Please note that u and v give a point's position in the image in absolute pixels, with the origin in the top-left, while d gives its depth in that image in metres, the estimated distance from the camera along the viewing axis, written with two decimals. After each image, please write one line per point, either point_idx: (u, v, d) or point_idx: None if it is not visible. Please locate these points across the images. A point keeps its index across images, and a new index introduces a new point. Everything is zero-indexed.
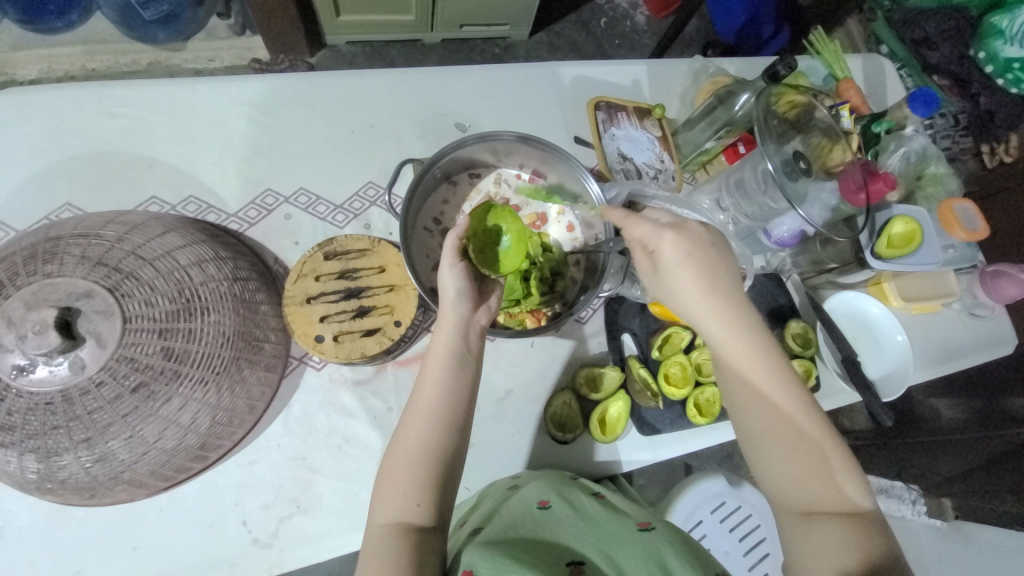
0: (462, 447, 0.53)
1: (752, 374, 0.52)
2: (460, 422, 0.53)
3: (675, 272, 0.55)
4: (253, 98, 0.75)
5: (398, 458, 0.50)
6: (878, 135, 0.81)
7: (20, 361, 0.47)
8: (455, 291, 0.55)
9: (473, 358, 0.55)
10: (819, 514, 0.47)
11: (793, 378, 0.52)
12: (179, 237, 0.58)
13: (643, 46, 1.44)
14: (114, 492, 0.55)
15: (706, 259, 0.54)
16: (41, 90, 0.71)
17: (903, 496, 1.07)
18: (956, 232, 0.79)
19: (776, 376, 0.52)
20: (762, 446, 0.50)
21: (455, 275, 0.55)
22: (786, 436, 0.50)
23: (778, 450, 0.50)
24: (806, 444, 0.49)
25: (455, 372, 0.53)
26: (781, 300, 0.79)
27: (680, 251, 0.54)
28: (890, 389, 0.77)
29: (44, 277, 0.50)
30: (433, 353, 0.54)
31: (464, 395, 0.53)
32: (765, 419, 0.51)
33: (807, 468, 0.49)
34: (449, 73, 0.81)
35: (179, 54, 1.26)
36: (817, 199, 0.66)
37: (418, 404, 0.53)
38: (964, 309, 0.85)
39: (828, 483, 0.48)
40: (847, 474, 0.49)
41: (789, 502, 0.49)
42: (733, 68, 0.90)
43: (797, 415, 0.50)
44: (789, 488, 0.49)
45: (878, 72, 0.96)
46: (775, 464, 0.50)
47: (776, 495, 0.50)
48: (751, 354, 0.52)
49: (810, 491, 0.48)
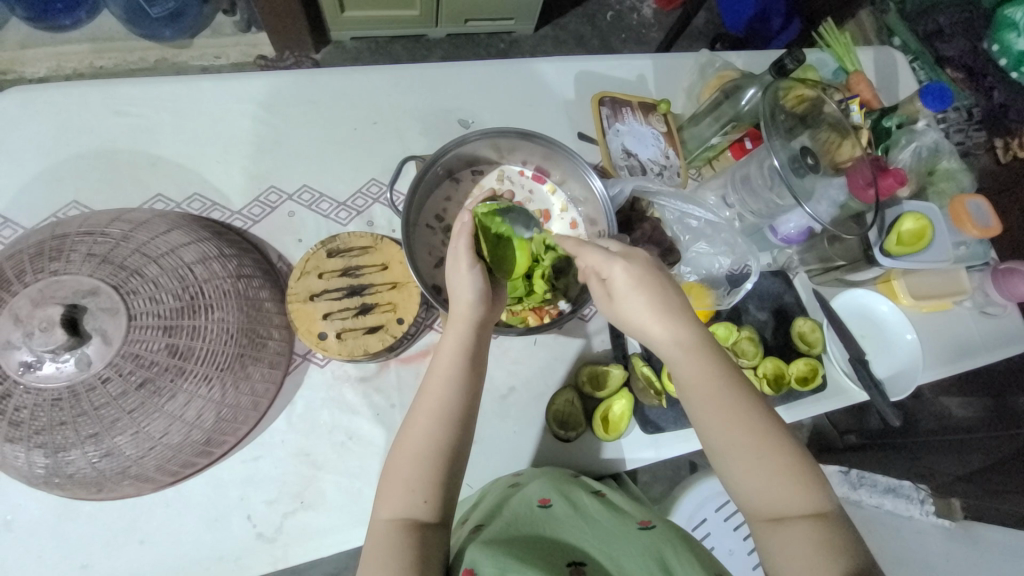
0: (466, 443, 0.53)
1: (710, 394, 0.51)
2: (466, 419, 0.53)
3: (627, 296, 0.54)
4: (257, 95, 0.75)
5: (405, 453, 0.51)
6: (889, 129, 0.80)
7: (27, 358, 0.48)
8: (475, 294, 0.55)
9: (482, 358, 0.56)
10: (788, 519, 0.48)
11: (747, 391, 0.52)
12: (184, 235, 0.59)
13: (650, 40, 1.42)
14: (120, 487, 0.56)
15: (656, 281, 0.54)
16: (48, 89, 0.72)
17: (910, 496, 1.06)
18: (968, 227, 0.77)
19: (734, 392, 0.51)
20: (729, 461, 0.50)
21: (474, 277, 0.55)
22: (746, 450, 0.49)
23: (745, 463, 0.49)
24: (770, 455, 0.49)
25: (465, 371, 0.54)
26: (788, 299, 0.78)
27: (629, 274, 0.53)
28: (898, 389, 0.76)
29: (52, 274, 0.50)
30: (443, 348, 0.55)
31: (472, 394, 0.54)
32: (729, 436, 0.50)
33: (773, 477, 0.49)
34: (452, 68, 0.80)
35: (186, 51, 1.26)
36: (824, 195, 0.66)
37: (424, 401, 0.53)
38: (975, 307, 0.83)
39: (794, 488, 0.48)
40: (808, 476, 0.49)
41: (758, 510, 0.49)
42: (740, 61, 0.88)
43: (758, 426, 0.50)
44: (757, 499, 0.49)
45: (890, 65, 0.94)
46: (743, 479, 0.49)
47: (745, 507, 0.50)
48: (708, 373, 0.52)
49: (778, 499, 0.48)
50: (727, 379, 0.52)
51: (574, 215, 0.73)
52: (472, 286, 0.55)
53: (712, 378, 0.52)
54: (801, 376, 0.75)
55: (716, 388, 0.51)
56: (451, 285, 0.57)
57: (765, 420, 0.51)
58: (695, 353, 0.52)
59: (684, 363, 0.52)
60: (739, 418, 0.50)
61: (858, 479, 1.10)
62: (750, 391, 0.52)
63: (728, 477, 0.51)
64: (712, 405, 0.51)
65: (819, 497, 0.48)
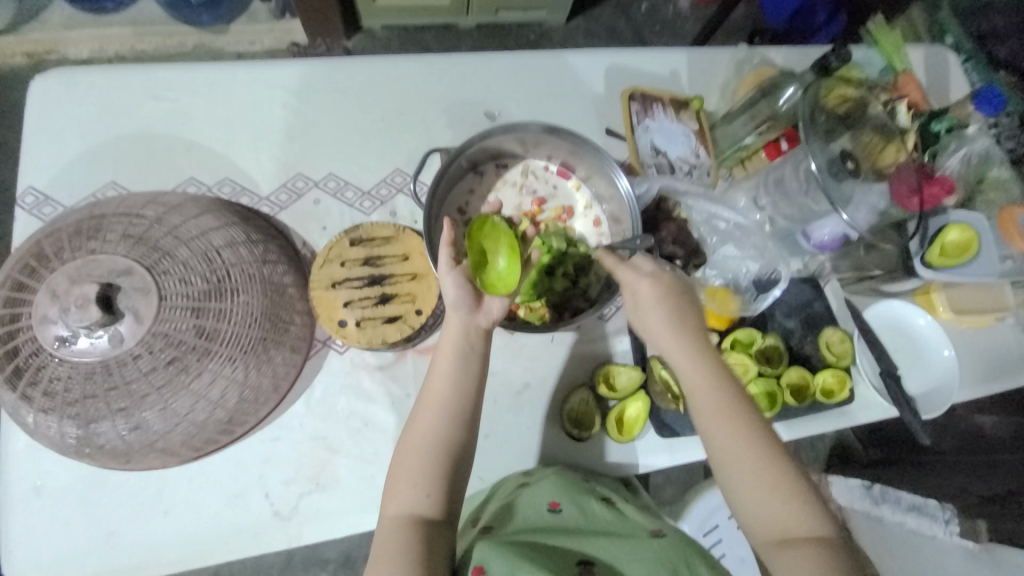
0: (472, 441, 0.54)
1: (722, 411, 0.53)
2: (473, 417, 0.54)
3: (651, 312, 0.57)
4: (288, 82, 0.76)
5: (411, 451, 0.52)
6: (937, 134, 0.73)
7: (63, 333, 0.50)
8: (455, 295, 0.55)
9: (481, 358, 0.56)
10: (792, 539, 0.48)
11: (755, 412, 0.54)
12: (214, 219, 0.60)
13: (685, 33, 1.38)
14: (146, 459, 0.58)
15: (676, 305, 0.58)
16: (91, 72, 0.74)
17: (935, 515, 0.94)
18: (1016, 241, 0.73)
19: (741, 411, 0.54)
20: (734, 475, 0.52)
21: (453, 280, 0.55)
22: (749, 466, 0.51)
23: (750, 480, 0.51)
24: (772, 476, 0.51)
25: (463, 369, 0.54)
26: (816, 307, 0.75)
27: (664, 294, 0.57)
28: (932, 406, 0.72)
29: (88, 253, 0.52)
30: (439, 350, 0.55)
31: (475, 391, 0.54)
32: (735, 452, 0.52)
33: (772, 498, 0.50)
34: (481, 60, 0.80)
35: (222, 37, 1.29)
36: (863, 202, 0.63)
37: (427, 400, 0.54)
38: (1019, 325, 0.79)
39: (792, 511, 0.50)
40: (808, 497, 0.51)
41: (761, 530, 0.50)
42: (780, 58, 0.85)
43: (763, 446, 0.52)
44: (758, 514, 0.50)
45: (940, 65, 0.90)
46: (748, 494, 0.51)
47: (749, 527, 0.51)
48: (720, 392, 0.54)
49: (779, 519, 0.50)
50: (737, 399, 0.54)
51: (598, 213, 0.72)
52: (449, 293, 0.55)
53: (723, 397, 0.54)
54: (827, 388, 0.72)
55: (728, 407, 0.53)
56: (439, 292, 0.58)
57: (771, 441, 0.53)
58: (709, 371, 0.55)
59: (699, 380, 0.55)
60: (744, 438, 0.52)
61: (880, 496, 1.05)
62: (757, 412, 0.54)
63: (731, 492, 0.52)
64: (722, 423, 0.53)
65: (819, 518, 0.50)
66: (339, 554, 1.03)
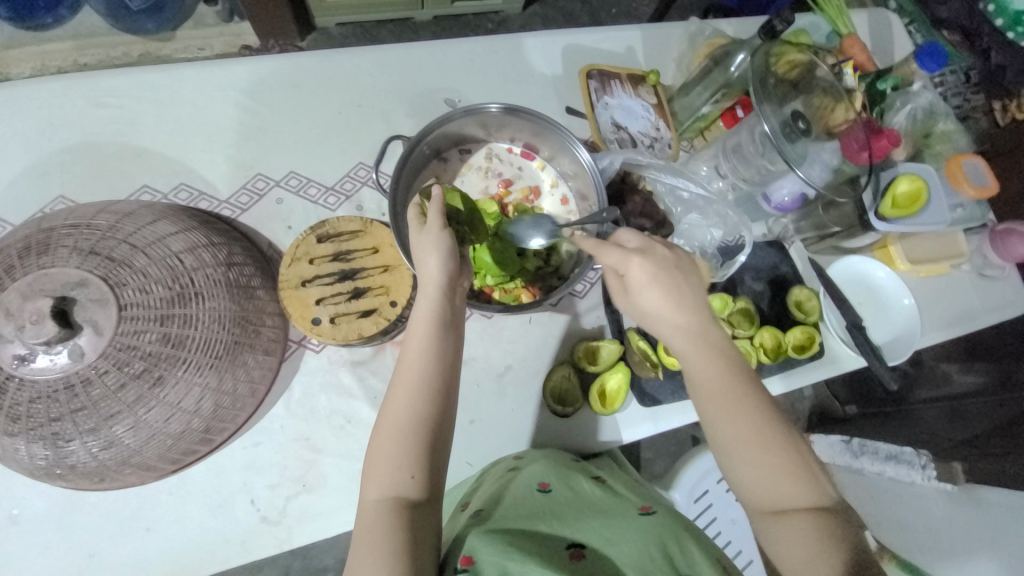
0: (451, 412, 0.53)
1: (718, 385, 0.52)
2: (449, 388, 0.53)
3: (643, 291, 0.54)
4: (239, 81, 0.74)
5: (391, 428, 0.50)
6: (883, 93, 0.79)
7: (20, 351, 0.48)
8: (440, 256, 0.54)
9: (457, 328, 0.56)
10: (791, 510, 0.48)
11: (755, 383, 0.53)
12: (171, 225, 0.58)
13: (641, 13, 1.40)
14: (122, 476, 0.56)
15: (673, 280, 0.54)
16: (27, 83, 0.71)
17: (911, 461, 0.97)
18: (965, 188, 0.76)
19: (743, 385, 0.52)
20: (732, 453, 0.51)
21: (444, 239, 0.55)
22: (749, 441, 0.50)
23: (749, 453, 0.50)
24: (771, 450, 0.50)
25: (439, 337, 0.53)
26: (783, 268, 0.78)
27: (648, 269, 0.53)
28: (896, 353, 0.75)
29: (39, 268, 0.50)
30: (416, 319, 0.54)
31: (452, 354, 0.54)
32: (733, 431, 0.51)
33: (774, 472, 0.49)
34: (436, 47, 0.79)
35: (169, 45, 1.25)
36: (817, 159, 0.65)
37: (404, 375, 0.53)
38: (974, 270, 0.82)
39: (793, 483, 0.49)
40: (808, 467, 0.50)
41: (759, 502, 0.50)
42: (731, 28, 0.87)
43: (762, 418, 0.51)
44: (759, 490, 0.50)
45: (884, 28, 0.93)
46: (749, 467, 0.50)
47: (747, 501, 0.51)
48: (717, 366, 0.52)
49: (780, 492, 0.49)
50: (735, 372, 0.52)
51: (565, 191, 0.73)
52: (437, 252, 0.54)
53: (725, 372, 0.52)
54: (798, 344, 0.75)
55: (728, 378, 0.52)
56: (419, 252, 0.56)
57: (772, 414, 0.52)
58: (707, 344, 0.53)
59: (695, 357, 0.53)
60: (744, 415, 0.51)
61: (859, 447, 1.04)
62: (759, 385, 0.53)
63: (730, 468, 0.51)
64: (722, 396, 0.51)
65: (823, 493, 0.49)
66: (338, 559, 1.02)
